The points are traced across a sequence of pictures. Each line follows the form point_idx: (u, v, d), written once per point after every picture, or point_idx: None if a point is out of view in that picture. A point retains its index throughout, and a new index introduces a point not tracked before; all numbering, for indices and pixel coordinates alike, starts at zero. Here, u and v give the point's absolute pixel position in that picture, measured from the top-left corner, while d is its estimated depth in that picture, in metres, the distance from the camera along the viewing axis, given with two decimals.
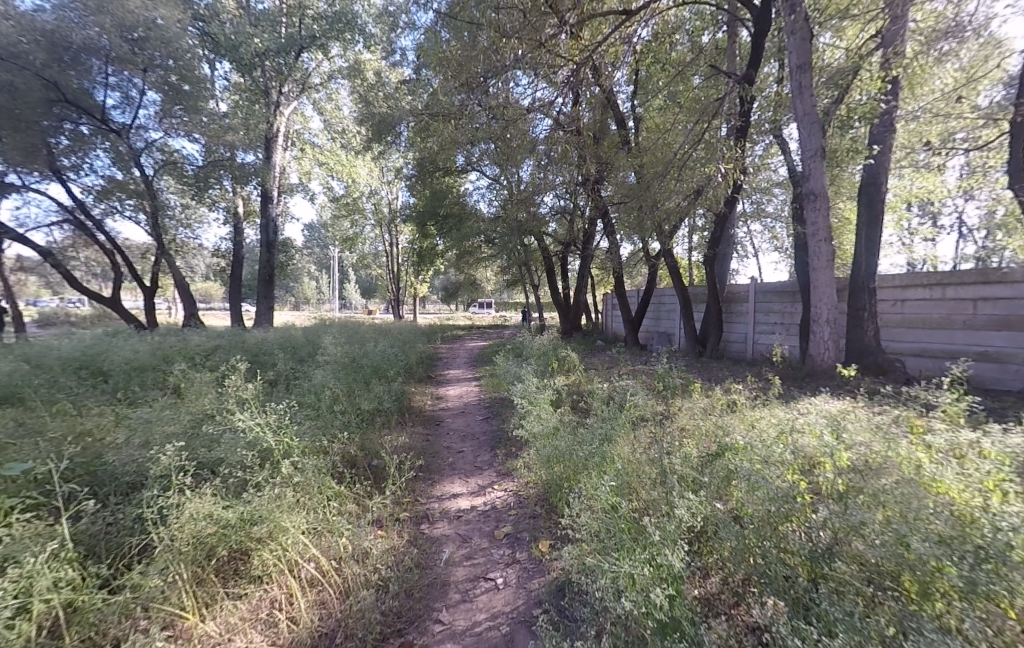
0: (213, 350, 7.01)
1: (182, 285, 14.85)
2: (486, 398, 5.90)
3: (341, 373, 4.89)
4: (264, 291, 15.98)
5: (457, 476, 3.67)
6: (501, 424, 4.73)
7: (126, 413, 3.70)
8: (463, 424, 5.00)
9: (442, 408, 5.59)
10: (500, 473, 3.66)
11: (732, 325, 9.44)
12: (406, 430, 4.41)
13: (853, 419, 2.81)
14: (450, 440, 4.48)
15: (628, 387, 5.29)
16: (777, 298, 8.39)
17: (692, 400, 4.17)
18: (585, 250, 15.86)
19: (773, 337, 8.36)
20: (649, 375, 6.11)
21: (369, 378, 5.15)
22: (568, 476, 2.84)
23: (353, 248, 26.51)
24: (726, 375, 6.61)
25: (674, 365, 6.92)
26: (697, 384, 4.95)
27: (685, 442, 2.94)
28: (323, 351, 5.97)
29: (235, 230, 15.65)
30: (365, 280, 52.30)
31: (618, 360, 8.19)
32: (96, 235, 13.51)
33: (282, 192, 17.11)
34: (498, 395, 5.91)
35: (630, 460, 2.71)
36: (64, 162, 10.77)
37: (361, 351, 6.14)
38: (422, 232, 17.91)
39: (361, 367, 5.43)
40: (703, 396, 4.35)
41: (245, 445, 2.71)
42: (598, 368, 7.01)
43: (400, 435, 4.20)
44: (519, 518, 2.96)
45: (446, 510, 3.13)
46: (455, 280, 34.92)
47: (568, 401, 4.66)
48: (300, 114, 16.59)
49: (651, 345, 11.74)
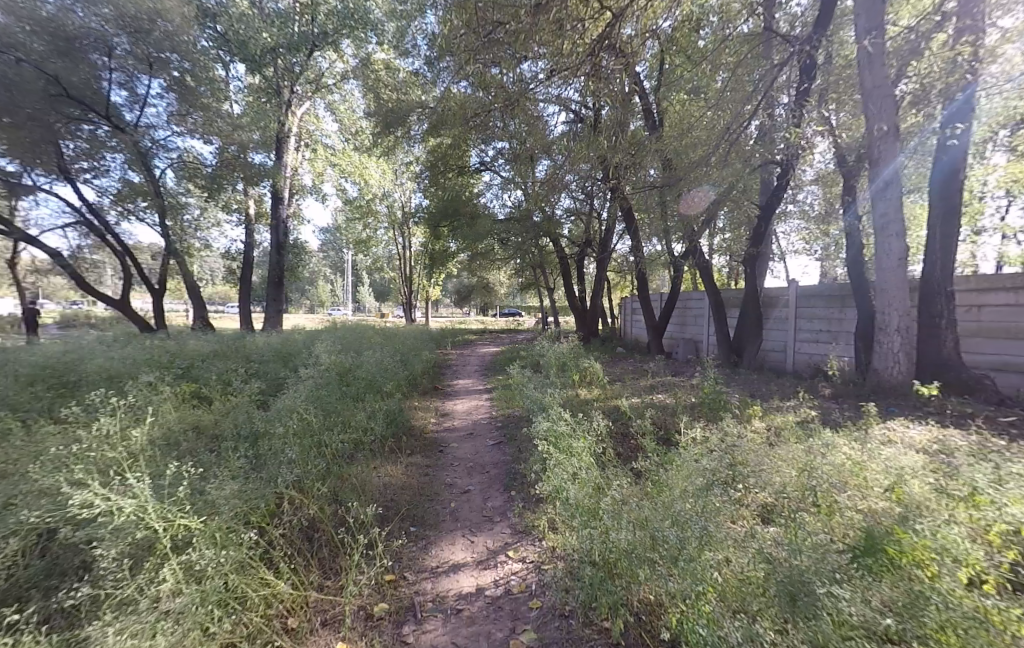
0: (201, 356, 6.52)
1: (191, 288, 14.48)
2: (498, 416, 5.23)
3: (322, 389, 4.31)
4: (272, 294, 15.51)
5: (458, 532, 3.00)
6: (516, 454, 4.08)
7: (56, 438, 3.09)
8: (472, 449, 4.35)
9: (448, 426, 4.96)
10: (514, 530, 2.99)
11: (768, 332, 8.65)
12: (399, 464, 3.77)
13: (1011, 498, 2.06)
14: (454, 473, 3.82)
15: (665, 410, 4.57)
16: (823, 304, 7.58)
17: (750, 432, 3.45)
18: (604, 252, 15.19)
19: (821, 350, 7.51)
20: (684, 392, 5.40)
21: (359, 395, 4.57)
22: (622, 573, 2.12)
23: (365, 251, 26.22)
24: (772, 390, 5.84)
25: (710, 382, 6.17)
26: (746, 408, 4.24)
27: (762, 519, 2.24)
28: (313, 360, 5.37)
29: (245, 232, 15.33)
30: (379, 284, 52.14)
31: (645, 373, 7.45)
32: (106, 238, 13.13)
33: (293, 193, 16.69)
34: (511, 412, 5.25)
35: (693, 545, 2.00)
36: (80, 165, 10.62)
37: (353, 359, 5.58)
38: (436, 235, 17.32)
39: (350, 381, 4.85)
40: (759, 426, 3.62)
41: (120, 536, 2.08)
42: (627, 384, 6.30)
43: (388, 472, 3.59)
44: (545, 617, 2.28)
45: (444, 595, 2.45)
46: (469, 283, 34.33)
47: (597, 430, 4.00)
48: (313, 115, 16.19)
49: (676, 353, 11.00)
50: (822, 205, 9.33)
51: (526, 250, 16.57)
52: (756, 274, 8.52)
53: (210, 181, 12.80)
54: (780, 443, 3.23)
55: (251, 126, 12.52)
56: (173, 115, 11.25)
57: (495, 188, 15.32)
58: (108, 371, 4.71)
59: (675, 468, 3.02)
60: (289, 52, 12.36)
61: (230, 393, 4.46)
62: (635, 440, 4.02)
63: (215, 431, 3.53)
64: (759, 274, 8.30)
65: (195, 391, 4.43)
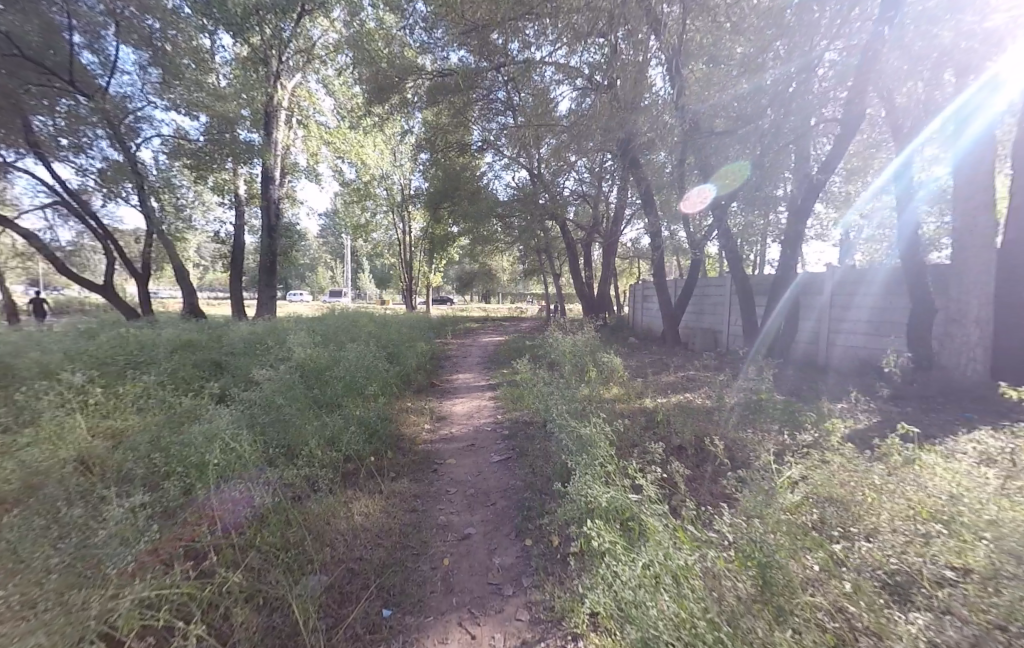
0: (169, 346, 5.89)
1: (179, 274, 13.74)
2: (504, 421, 4.53)
3: (269, 405, 3.54)
4: (265, 280, 14.75)
5: (453, 616, 2.28)
6: (529, 480, 3.38)
7: None
8: (474, 464, 3.68)
9: (443, 435, 4.25)
10: (534, 618, 2.25)
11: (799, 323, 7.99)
12: (380, 504, 3.07)
13: None
14: (450, 508, 3.11)
15: (702, 415, 3.86)
16: (866, 292, 6.96)
17: (825, 463, 2.75)
18: (612, 236, 14.50)
19: (862, 343, 6.96)
20: (720, 395, 4.69)
21: (320, 407, 3.81)
22: None
23: (364, 235, 25.39)
24: (816, 390, 5.15)
25: (745, 381, 5.47)
26: (804, 416, 3.54)
27: None
28: (285, 357, 4.68)
29: (236, 214, 14.56)
30: (379, 270, 51.27)
31: (666, 368, 6.77)
32: (86, 222, 12.26)
33: (285, 172, 15.88)
34: (519, 417, 4.55)
35: None
36: (59, 142, 9.92)
37: (326, 354, 4.81)
38: (436, 217, 16.48)
39: (313, 386, 4.11)
40: (833, 450, 2.91)
41: None
42: (649, 383, 5.59)
43: (353, 523, 2.85)
44: None
45: None
46: (470, 269, 33.48)
47: (626, 449, 3.31)
48: (305, 90, 15.30)
49: (693, 344, 10.30)
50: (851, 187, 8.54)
51: (531, 235, 15.77)
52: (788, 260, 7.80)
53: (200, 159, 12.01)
54: (871, 481, 2.52)
55: (239, 98, 11.70)
56: (156, 88, 10.55)
57: (499, 168, 14.50)
58: (38, 368, 4.03)
59: (740, 524, 2.30)
60: (275, 15, 11.50)
61: (170, 404, 3.76)
62: (673, 456, 3.34)
63: (108, 477, 2.78)
64: (791, 260, 7.55)
65: (134, 398, 3.76)
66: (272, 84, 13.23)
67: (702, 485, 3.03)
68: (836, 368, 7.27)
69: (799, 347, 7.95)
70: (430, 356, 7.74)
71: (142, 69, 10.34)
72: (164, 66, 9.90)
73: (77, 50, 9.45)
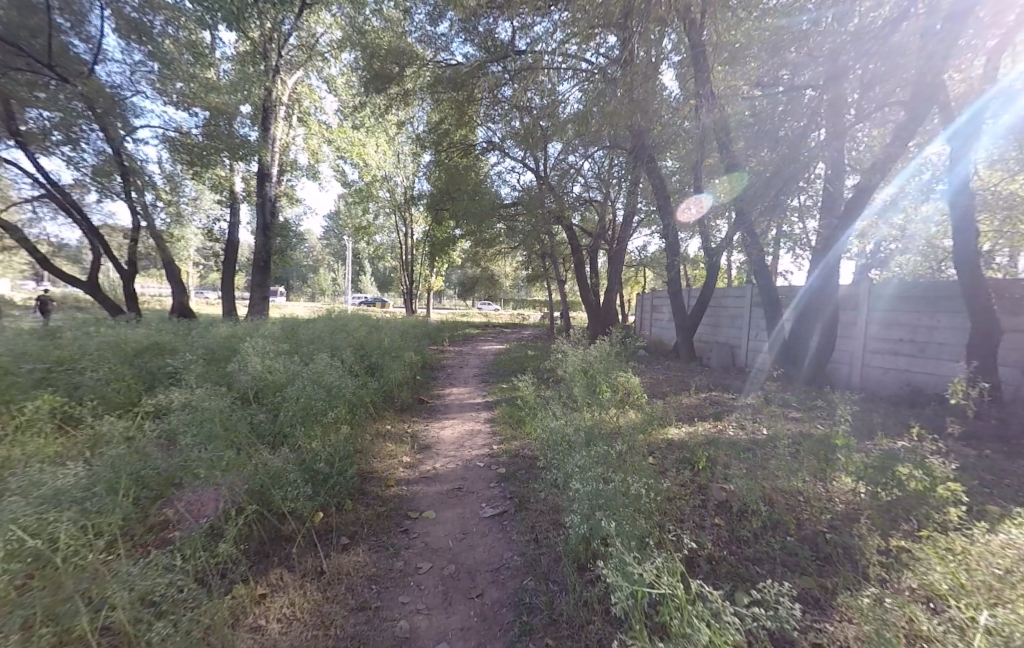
0: (127, 348, 5.25)
1: (171, 270, 13.02)
2: (500, 456, 3.87)
3: (178, 445, 2.82)
4: (258, 278, 14.08)
5: None
6: (529, 549, 2.69)
7: None
8: (468, 527, 2.94)
9: (425, 475, 3.59)
10: None
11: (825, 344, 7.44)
12: (323, 608, 2.29)
13: None
14: (424, 604, 2.35)
15: (745, 458, 3.17)
16: (905, 309, 6.44)
17: (961, 565, 1.98)
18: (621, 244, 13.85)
19: (903, 363, 6.43)
20: (759, 433, 4.02)
21: (250, 444, 3.07)
22: None
23: (365, 237, 24.79)
24: (865, 419, 4.46)
25: (781, 415, 4.79)
26: (885, 464, 2.81)
27: None
28: (243, 368, 4.02)
29: (230, 211, 13.98)
30: (381, 273, 50.57)
31: (685, 388, 6.09)
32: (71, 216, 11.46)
33: (283, 170, 15.30)
34: (519, 451, 3.90)
35: None
36: (52, 135, 9.49)
37: (279, 367, 4.09)
38: (437, 220, 15.85)
39: (254, 411, 3.44)
40: (963, 541, 2.13)
41: None
42: (669, 406, 4.88)
43: (265, 639, 2.11)
44: None
45: None
46: (471, 274, 32.84)
47: (664, 518, 2.56)
48: (307, 87, 14.68)
49: (708, 357, 9.60)
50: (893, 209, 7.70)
51: (536, 241, 15.12)
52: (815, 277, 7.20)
53: (196, 156, 11.46)
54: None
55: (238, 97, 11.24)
56: (151, 80, 10.26)
57: (505, 171, 13.93)
58: None
59: None
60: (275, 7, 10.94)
61: (78, 434, 3.09)
62: (712, 515, 2.66)
63: None
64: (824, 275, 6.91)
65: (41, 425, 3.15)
66: (272, 79, 12.67)
67: (755, 561, 2.35)
68: (878, 391, 6.67)
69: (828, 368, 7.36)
70: (421, 366, 7.08)
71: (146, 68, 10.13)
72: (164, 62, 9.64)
73: (70, 36, 8.80)
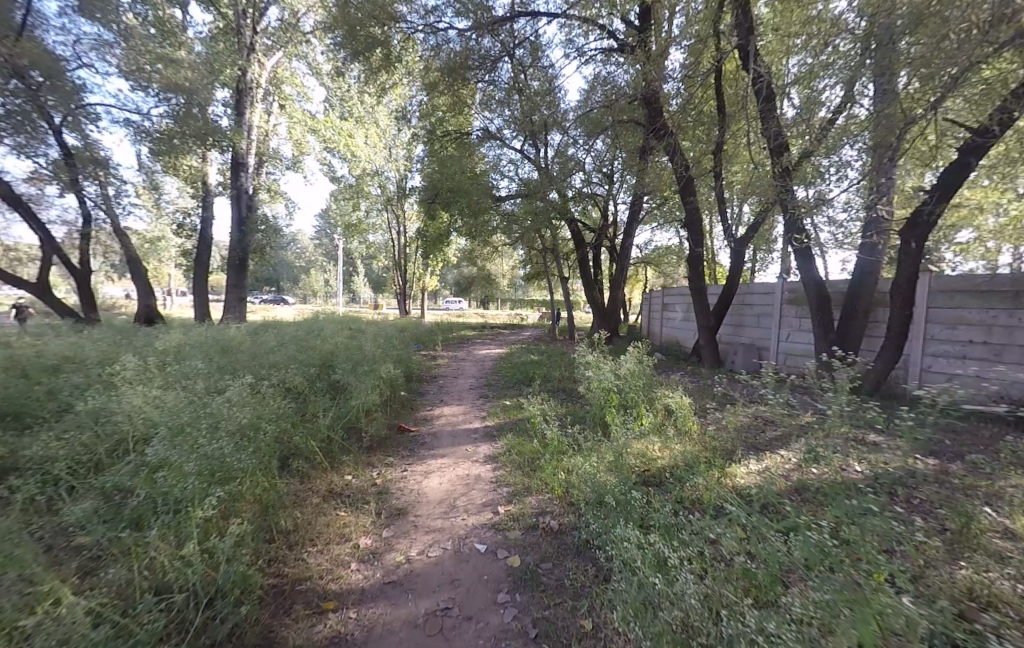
0: (40, 359, 4.20)
1: (136, 270, 11.78)
2: (510, 528, 2.76)
3: None
4: (235, 278, 12.80)
5: None
6: None
7: None
8: None
9: (400, 576, 2.44)
10: None
11: (870, 335, 6.40)
12: None
13: None
14: None
15: (911, 575, 2.06)
16: (977, 305, 5.36)
17: None
18: (629, 238, 12.73)
19: (977, 371, 5.37)
20: (856, 487, 2.95)
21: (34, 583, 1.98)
22: None
23: (356, 235, 23.53)
24: (986, 456, 3.40)
25: (861, 445, 3.73)
26: None
27: None
28: (115, 414, 2.96)
29: (203, 204, 12.75)
30: (375, 274, 49.27)
31: (728, 405, 5.02)
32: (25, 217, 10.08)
33: (263, 160, 14.10)
34: (538, 521, 2.79)
35: None
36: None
37: (173, 411, 2.97)
38: (430, 216, 14.73)
39: (81, 505, 2.32)
40: None
41: None
42: (725, 436, 3.79)
43: None
44: None
45: None
46: (468, 273, 31.62)
47: None
48: (288, 71, 13.45)
49: (733, 362, 8.53)
50: (969, 199, 6.41)
51: (538, 237, 14.01)
52: (862, 268, 6.12)
53: (166, 145, 10.18)
54: None
55: (209, 82, 10.25)
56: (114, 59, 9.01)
57: (505, 163, 12.79)
58: None
59: None
60: None
61: None
62: None
63: None
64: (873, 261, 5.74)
65: None
66: (246, 57, 11.42)
67: None
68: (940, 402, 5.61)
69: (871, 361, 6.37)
70: (405, 379, 5.97)
71: (100, 42, 8.85)
72: (124, 40, 8.80)
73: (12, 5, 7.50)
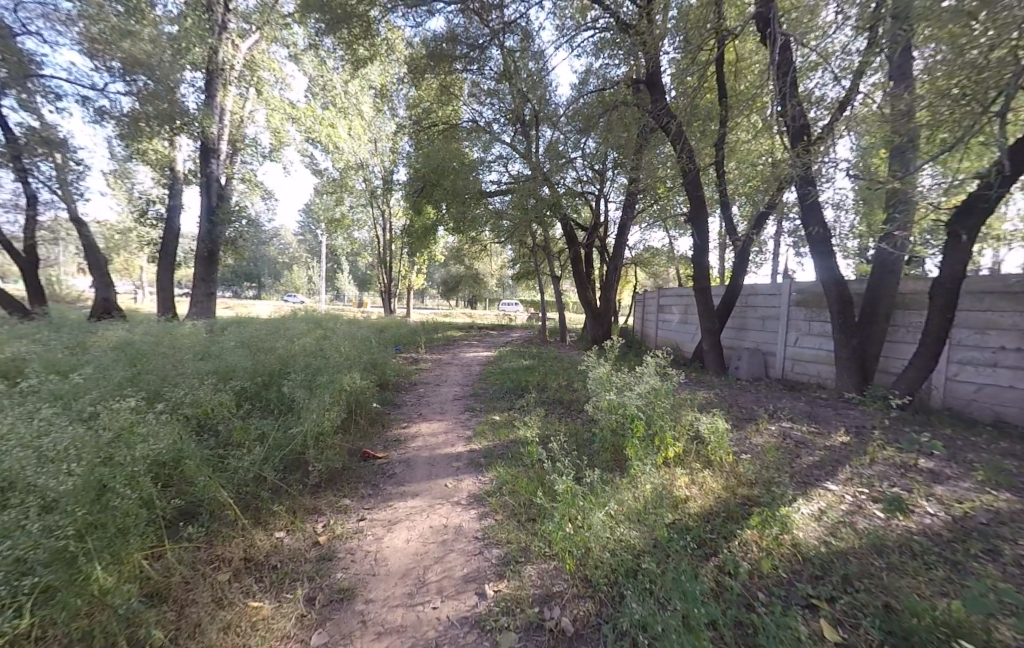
0: None
1: (95, 262, 10.82)
2: (506, 628, 2.04)
3: None
4: (203, 272, 11.92)
5: None
6: None
7: None
8: None
9: None
10: None
11: (893, 339, 5.70)
12: None
13: None
14: None
15: None
16: (1012, 307, 4.63)
17: None
18: (624, 239, 12.13)
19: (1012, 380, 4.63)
20: (948, 544, 2.25)
21: None
22: None
23: (338, 231, 22.58)
24: None
25: (918, 473, 3.06)
26: None
27: None
28: None
29: (170, 192, 11.83)
30: (360, 273, 48.15)
31: (749, 421, 4.36)
32: None
33: (237, 149, 13.20)
34: (543, 618, 2.07)
35: None
36: None
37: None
38: (415, 212, 13.99)
39: None
40: None
41: None
42: (764, 467, 3.13)
43: None
44: None
45: None
46: (456, 272, 30.85)
47: None
48: (266, 55, 12.61)
49: (737, 370, 7.94)
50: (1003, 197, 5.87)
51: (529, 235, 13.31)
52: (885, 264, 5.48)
53: (128, 128, 9.30)
54: None
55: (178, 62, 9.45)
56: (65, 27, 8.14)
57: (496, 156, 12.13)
58: None
59: None
60: None
61: None
62: None
63: None
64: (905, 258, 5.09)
65: None
66: (219, 36, 10.59)
67: None
68: (968, 414, 4.92)
69: (894, 368, 5.70)
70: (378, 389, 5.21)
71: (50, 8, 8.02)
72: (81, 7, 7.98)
73: None
